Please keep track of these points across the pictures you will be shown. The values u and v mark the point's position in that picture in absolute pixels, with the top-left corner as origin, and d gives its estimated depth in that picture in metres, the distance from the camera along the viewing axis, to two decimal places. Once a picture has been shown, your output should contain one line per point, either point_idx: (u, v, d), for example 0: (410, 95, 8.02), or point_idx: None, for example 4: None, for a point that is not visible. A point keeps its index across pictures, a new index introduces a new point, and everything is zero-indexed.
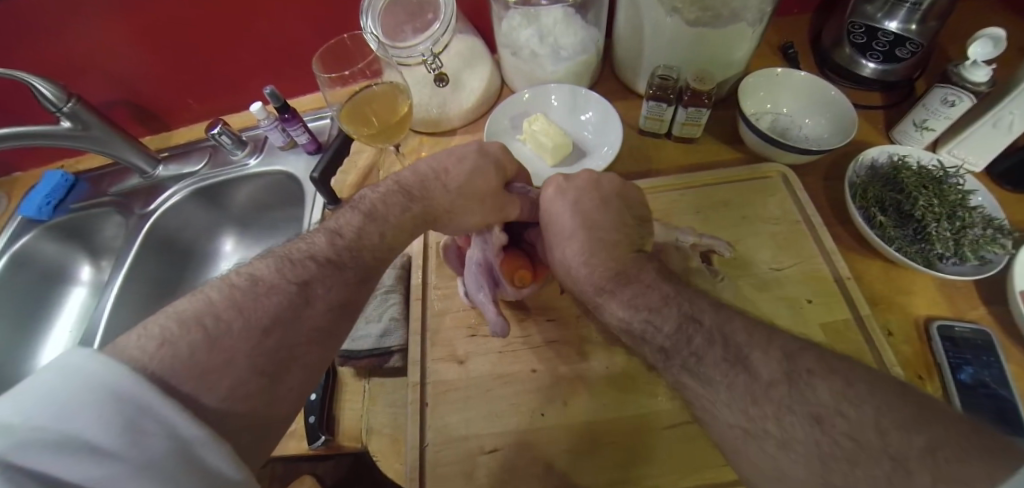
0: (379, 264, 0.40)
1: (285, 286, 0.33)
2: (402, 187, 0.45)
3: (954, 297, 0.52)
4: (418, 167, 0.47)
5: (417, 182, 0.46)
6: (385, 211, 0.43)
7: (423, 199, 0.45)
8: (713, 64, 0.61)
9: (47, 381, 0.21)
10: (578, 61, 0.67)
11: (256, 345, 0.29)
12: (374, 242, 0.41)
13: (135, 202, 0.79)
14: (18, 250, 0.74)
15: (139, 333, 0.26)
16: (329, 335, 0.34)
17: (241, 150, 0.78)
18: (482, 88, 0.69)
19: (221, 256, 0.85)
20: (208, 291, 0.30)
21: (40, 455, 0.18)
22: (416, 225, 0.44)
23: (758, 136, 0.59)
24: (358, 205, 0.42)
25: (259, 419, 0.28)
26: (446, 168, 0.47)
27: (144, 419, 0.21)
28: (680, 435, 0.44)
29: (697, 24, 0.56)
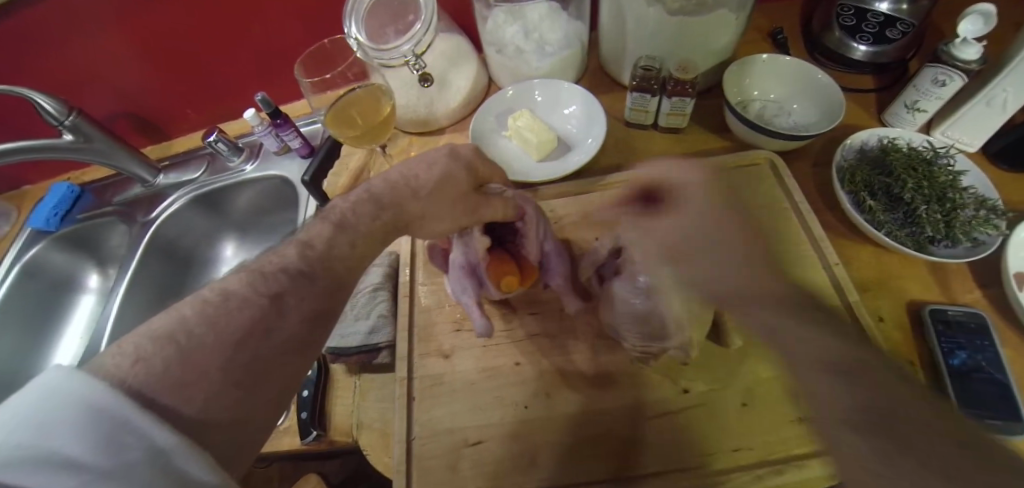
0: (350, 274, 0.39)
1: (258, 299, 0.32)
2: (372, 194, 0.42)
3: (947, 280, 0.52)
4: (389, 174, 0.44)
5: (389, 190, 0.43)
6: (356, 220, 0.40)
7: (396, 206, 0.43)
8: (697, 53, 0.60)
9: (19, 405, 0.21)
10: (564, 56, 0.66)
11: (227, 361, 0.28)
12: (345, 252, 0.39)
13: (138, 211, 0.81)
14: (28, 261, 0.77)
15: (115, 352, 0.26)
16: (307, 344, 0.33)
17: (238, 156, 0.80)
18: (468, 86, 0.69)
19: (221, 261, 0.87)
20: (181, 307, 0.29)
21: (18, 472, 0.19)
22: (387, 232, 0.42)
23: (742, 122, 0.58)
24: (327, 216, 0.40)
25: (241, 428, 0.28)
26: (416, 174, 0.44)
27: (119, 431, 0.21)
28: (663, 423, 0.44)
29: (680, 13, 0.56)
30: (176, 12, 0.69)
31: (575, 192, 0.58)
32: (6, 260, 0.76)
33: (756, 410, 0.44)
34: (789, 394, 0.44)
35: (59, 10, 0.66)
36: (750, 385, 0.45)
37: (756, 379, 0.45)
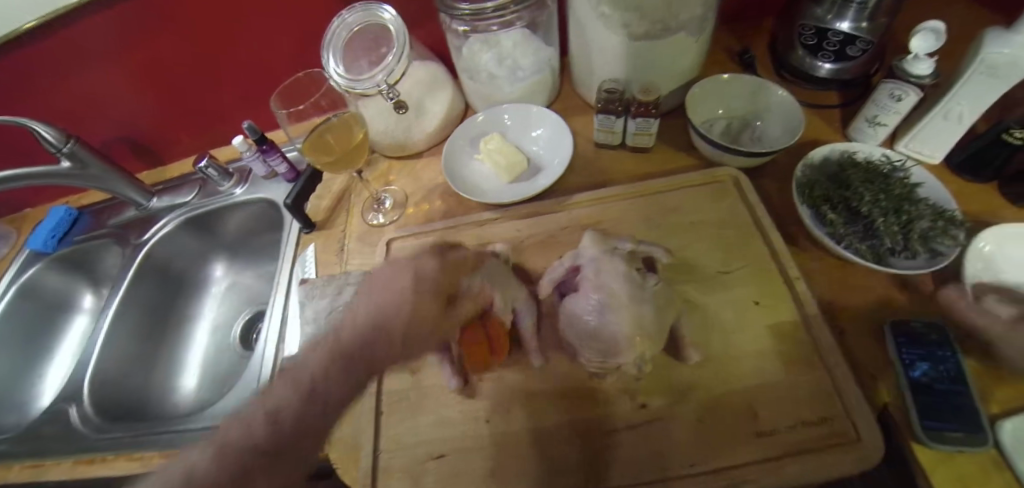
0: (325, 429, 0.36)
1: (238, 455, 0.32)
2: (341, 347, 0.38)
3: (909, 293, 0.52)
4: (358, 321, 0.39)
5: (360, 340, 0.38)
6: (327, 386, 0.36)
7: (366, 356, 0.38)
8: (659, 75, 0.63)
9: None
10: (534, 81, 0.70)
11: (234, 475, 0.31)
12: (317, 415, 0.35)
13: (131, 233, 0.84)
14: (24, 282, 0.80)
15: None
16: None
17: (228, 181, 0.83)
18: (444, 112, 0.72)
19: (211, 281, 0.89)
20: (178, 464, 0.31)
21: None
22: (359, 386, 0.38)
23: (704, 140, 0.60)
24: (292, 378, 0.36)
25: None
26: (388, 320, 0.39)
27: None
28: (621, 438, 0.45)
29: (645, 38, 0.57)
30: (168, 45, 0.73)
31: (543, 211, 0.60)
32: (4, 282, 0.80)
33: (712, 424, 0.44)
34: (747, 409, 0.45)
35: (60, 46, 0.70)
36: (707, 398, 0.46)
37: (713, 393, 0.46)
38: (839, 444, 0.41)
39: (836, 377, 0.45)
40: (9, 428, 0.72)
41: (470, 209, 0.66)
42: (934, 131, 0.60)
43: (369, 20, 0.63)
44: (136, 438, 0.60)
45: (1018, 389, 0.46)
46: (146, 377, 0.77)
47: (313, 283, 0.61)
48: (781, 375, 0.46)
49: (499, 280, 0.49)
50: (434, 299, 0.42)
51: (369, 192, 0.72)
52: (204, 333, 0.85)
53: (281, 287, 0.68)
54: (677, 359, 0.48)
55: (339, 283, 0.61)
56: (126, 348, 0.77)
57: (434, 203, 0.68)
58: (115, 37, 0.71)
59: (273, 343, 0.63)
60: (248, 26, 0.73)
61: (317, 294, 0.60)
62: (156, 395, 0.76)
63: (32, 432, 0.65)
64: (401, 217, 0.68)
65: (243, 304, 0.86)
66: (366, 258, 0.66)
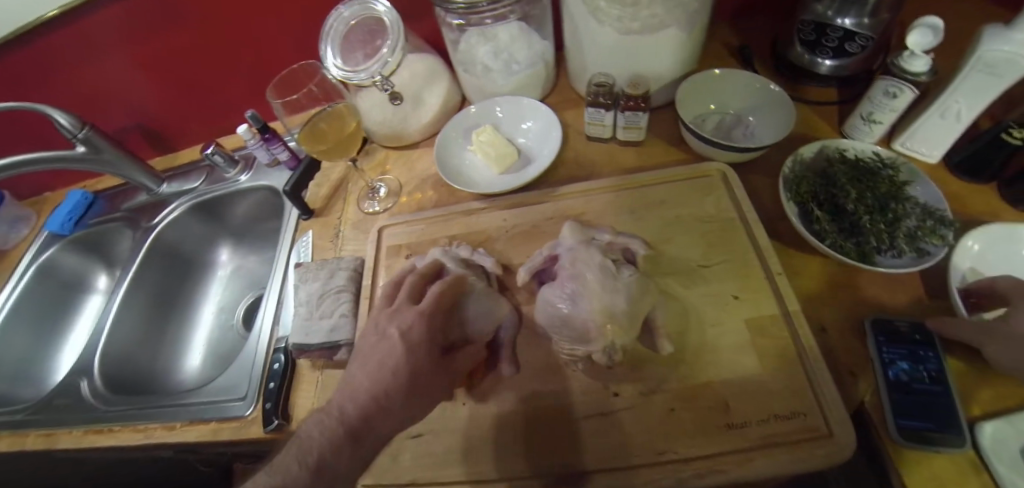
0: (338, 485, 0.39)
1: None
2: (348, 421, 0.42)
3: (895, 292, 0.51)
4: (357, 396, 0.43)
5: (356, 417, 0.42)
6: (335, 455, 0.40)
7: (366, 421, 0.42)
8: (650, 70, 0.64)
9: None
10: (529, 74, 0.71)
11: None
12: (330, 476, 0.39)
13: (142, 217, 0.88)
14: (43, 262, 0.85)
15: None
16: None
17: (233, 168, 0.86)
18: (439, 104, 0.74)
19: (217, 265, 0.93)
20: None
21: None
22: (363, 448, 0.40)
23: (695, 136, 0.61)
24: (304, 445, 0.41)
25: None
26: (383, 384, 0.43)
27: None
28: (592, 425, 0.45)
29: (633, 33, 0.58)
30: (176, 38, 0.76)
31: (530, 202, 0.61)
32: (24, 261, 0.84)
33: (682, 415, 0.45)
34: (719, 402, 0.45)
35: (76, 37, 0.73)
36: (679, 390, 0.46)
37: (687, 384, 0.46)
38: (808, 438, 0.41)
39: (808, 371, 0.45)
40: (24, 400, 0.77)
41: (462, 199, 0.68)
42: (931, 128, 0.58)
43: (365, 12, 0.65)
44: (138, 411, 0.64)
45: (1001, 392, 0.45)
46: (152, 355, 0.80)
47: (307, 267, 0.63)
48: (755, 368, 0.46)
49: (480, 301, 0.50)
50: (421, 358, 0.44)
51: (364, 181, 0.74)
52: (209, 315, 0.88)
53: (279, 271, 0.70)
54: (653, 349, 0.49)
55: (331, 267, 0.63)
56: (133, 327, 0.80)
57: (427, 192, 0.70)
58: (125, 30, 0.74)
59: (269, 325, 0.66)
60: (254, 19, 0.75)
61: (310, 277, 0.62)
62: (160, 374, 0.79)
63: (46, 403, 0.68)
64: (395, 206, 0.70)
65: (246, 288, 0.89)
66: (360, 244, 0.68)
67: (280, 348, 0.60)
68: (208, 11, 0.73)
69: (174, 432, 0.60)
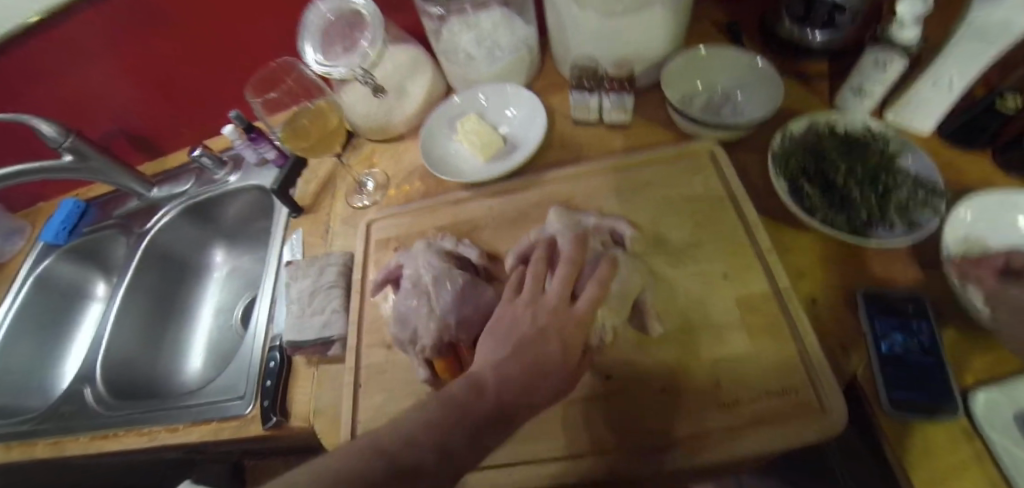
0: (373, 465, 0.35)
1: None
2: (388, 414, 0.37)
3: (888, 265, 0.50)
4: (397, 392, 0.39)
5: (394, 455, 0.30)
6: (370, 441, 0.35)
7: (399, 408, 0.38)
8: (633, 50, 0.63)
9: None
10: (512, 59, 0.70)
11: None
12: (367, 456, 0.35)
13: (135, 223, 0.88)
14: (40, 272, 0.85)
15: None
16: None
17: (222, 169, 0.86)
18: (424, 94, 0.73)
19: (213, 267, 0.93)
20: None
21: None
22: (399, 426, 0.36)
23: (682, 115, 0.60)
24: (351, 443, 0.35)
25: None
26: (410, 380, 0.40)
27: None
28: (584, 410, 0.46)
29: (615, 15, 0.56)
30: (156, 41, 0.76)
31: (516, 189, 0.60)
32: (21, 273, 0.85)
33: (675, 397, 0.44)
34: (711, 382, 0.45)
35: (56, 44, 0.73)
36: (671, 372, 0.46)
37: (678, 366, 0.46)
38: (798, 414, 0.41)
39: (800, 347, 0.44)
40: (31, 409, 0.79)
41: (450, 190, 0.67)
42: (922, 96, 0.57)
43: (342, 6, 0.65)
44: (140, 415, 0.65)
45: (996, 361, 0.44)
46: (152, 360, 0.81)
47: (297, 264, 0.63)
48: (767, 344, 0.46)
49: (469, 289, 0.50)
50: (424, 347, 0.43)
51: (352, 176, 0.74)
52: (207, 317, 0.89)
53: (272, 270, 0.71)
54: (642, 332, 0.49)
55: (321, 264, 0.62)
56: (132, 333, 0.80)
57: (414, 185, 0.69)
58: (104, 34, 0.73)
59: (263, 324, 0.66)
60: (232, 17, 0.74)
61: (301, 274, 0.62)
62: (161, 379, 0.80)
63: (52, 412, 0.69)
64: (383, 200, 0.70)
65: (242, 289, 0.89)
66: (350, 240, 0.68)
67: (275, 346, 0.60)
68: (186, 12, 0.72)
69: (176, 433, 0.60)
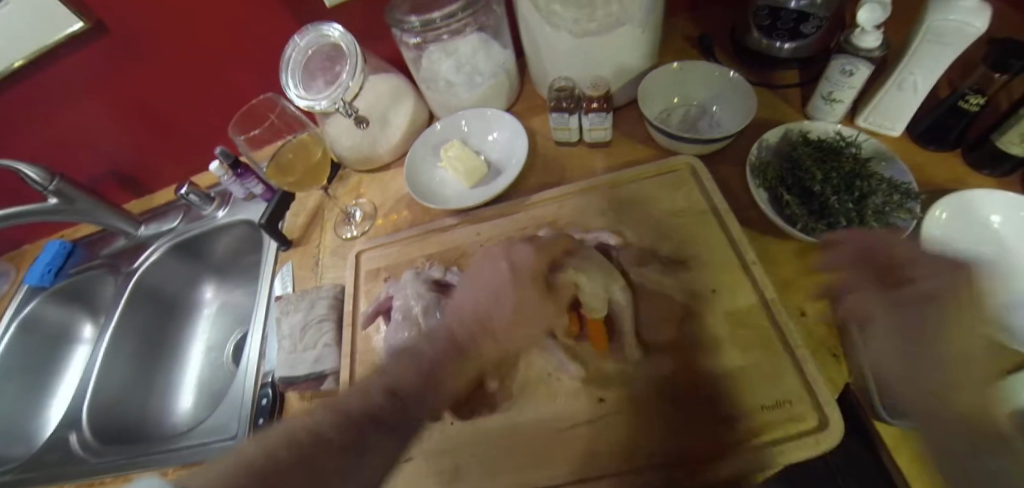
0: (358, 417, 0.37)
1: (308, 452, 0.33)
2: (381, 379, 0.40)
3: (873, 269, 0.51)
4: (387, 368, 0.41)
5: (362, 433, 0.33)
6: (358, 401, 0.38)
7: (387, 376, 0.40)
8: (608, 69, 0.64)
9: None
10: (491, 84, 0.71)
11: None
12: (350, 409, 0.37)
13: (123, 262, 0.87)
14: (26, 316, 0.83)
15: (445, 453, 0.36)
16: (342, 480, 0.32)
17: (210, 205, 0.85)
18: (406, 123, 0.74)
19: (203, 303, 0.92)
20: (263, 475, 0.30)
21: None
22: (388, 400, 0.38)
23: (661, 132, 0.61)
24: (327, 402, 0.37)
25: None
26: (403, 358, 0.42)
27: None
28: (584, 433, 0.45)
29: (586, 35, 0.58)
30: (139, 81, 0.76)
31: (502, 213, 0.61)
32: (5, 318, 0.83)
33: (673, 415, 0.44)
34: (706, 398, 0.45)
35: (40, 90, 0.73)
36: (667, 389, 0.46)
37: (674, 383, 0.46)
38: (795, 426, 0.41)
39: (793, 357, 0.44)
40: (16, 458, 0.76)
41: (437, 216, 0.68)
42: (892, 102, 0.59)
43: (321, 41, 0.65)
44: (131, 459, 0.63)
45: (984, 359, 0.45)
46: (142, 401, 0.80)
47: (287, 299, 0.63)
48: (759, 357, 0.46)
49: None
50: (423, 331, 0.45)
51: (339, 207, 0.74)
52: (198, 355, 0.87)
53: (262, 305, 0.70)
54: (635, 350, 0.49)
55: (311, 297, 0.62)
56: (121, 374, 0.79)
57: (402, 212, 0.69)
58: (87, 79, 0.73)
59: (255, 359, 0.65)
60: (214, 54, 0.75)
61: (291, 309, 0.61)
62: (150, 421, 0.78)
63: (35, 461, 0.68)
64: (372, 229, 0.70)
65: (233, 324, 0.88)
66: (339, 271, 0.68)
67: (268, 383, 0.59)
68: (167, 53, 0.73)
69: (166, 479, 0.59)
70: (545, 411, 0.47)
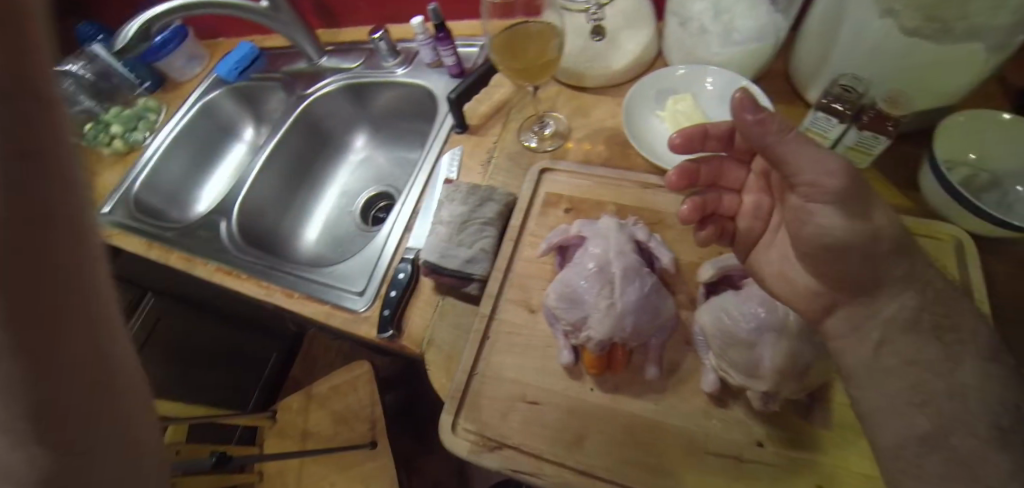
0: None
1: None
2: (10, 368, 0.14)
3: None
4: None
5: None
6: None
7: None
8: (915, 88, 0.50)
9: None
10: (752, 50, 0.58)
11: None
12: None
13: (298, 84, 0.89)
14: (207, 102, 0.91)
15: None
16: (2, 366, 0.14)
17: (394, 58, 0.82)
18: (637, 53, 0.64)
19: (352, 148, 0.93)
20: None
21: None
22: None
23: (945, 189, 0.48)
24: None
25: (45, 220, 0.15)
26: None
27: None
28: (722, 471, 0.40)
29: (915, 34, 0.45)
30: None
31: None
32: (192, 97, 0.91)
33: None
34: None
35: None
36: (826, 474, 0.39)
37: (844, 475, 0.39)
38: None
39: (1007, 441, 0.29)
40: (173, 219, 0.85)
41: (633, 166, 0.60)
42: None
43: None
44: (269, 268, 0.66)
45: None
46: (281, 215, 0.85)
47: (457, 185, 0.57)
48: (989, 395, 0.31)
49: (646, 301, 0.44)
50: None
51: (532, 111, 0.67)
52: (334, 195, 0.91)
53: (420, 180, 0.68)
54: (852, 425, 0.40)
55: (482, 194, 0.57)
56: (272, 183, 0.84)
57: (597, 146, 0.62)
58: None
59: (398, 232, 0.64)
60: None
61: (458, 197, 0.56)
62: (283, 234, 0.83)
63: (190, 230, 0.74)
64: (558, 149, 0.63)
65: (371, 180, 0.90)
66: (511, 180, 0.62)
67: (407, 258, 0.58)
68: None
69: (292, 299, 0.62)
70: (684, 436, 0.42)
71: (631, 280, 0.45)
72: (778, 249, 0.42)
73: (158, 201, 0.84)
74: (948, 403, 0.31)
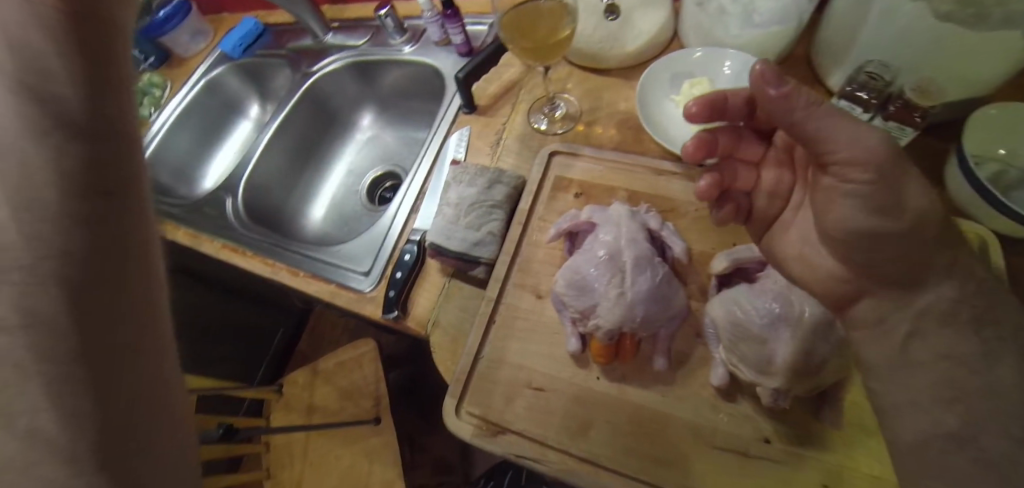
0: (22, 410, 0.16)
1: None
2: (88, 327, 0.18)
3: None
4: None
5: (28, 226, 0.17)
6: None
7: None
8: (944, 77, 0.47)
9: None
10: (774, 34, 0.55)
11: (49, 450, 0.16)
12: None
13: (303, 61, 0.87)
14: (212, 77, 0.89)
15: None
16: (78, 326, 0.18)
17: (400, 35, 0.79)
18: (653, 34, 0.61)
19: (357, 127, 0.91)
20: None
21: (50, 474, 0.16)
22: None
23: (972, 184, 0.46)
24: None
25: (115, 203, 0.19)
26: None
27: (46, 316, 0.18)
28: (728, 463, 0.40)
29: (949, 19, 0.42)
30: None
31: None
32: (197, 73, 0.90)
33: None
34: None
35: None
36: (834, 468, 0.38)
37: (853, 471, 0.38)
38: None
39: None
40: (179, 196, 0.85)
41: (646, 151, 0.58)
42: None
43: None
44: (273, 247, 0.66)
45: None
46: (286, 194, 0.84)
47: (465, 166, 0.56)
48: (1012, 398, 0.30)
49: (658, 292, 0.43)
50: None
51: (543, 93, 0.65)
52: (340, 174, 0.90)
53: (426, 161, 0.67)
54: (862, 420, 0.40)
55: (491, 176, 0.55)
56: (277, 162, 0.83)
57: (609, 130, 0.60)
58: None
59: (403, 214, 0.63)
60: None
61: (466, 179, 0.55)
62: (289, 213, 0.83)
63: (196, 207, 0.74)
64: (569, 132, 0.61)
65: (377, 160, 0.89)
66: (520, 163, 0.61)
67: (412, 240, 0.58)
68: None
69: (296, 278, 0.62)
70: (691, 428, 0.41)
71: (641, 269, 0.44)
72: (797, 231, 0.39)
73: (165, 178, 0.84)
74: (975, 405, 0.30)
